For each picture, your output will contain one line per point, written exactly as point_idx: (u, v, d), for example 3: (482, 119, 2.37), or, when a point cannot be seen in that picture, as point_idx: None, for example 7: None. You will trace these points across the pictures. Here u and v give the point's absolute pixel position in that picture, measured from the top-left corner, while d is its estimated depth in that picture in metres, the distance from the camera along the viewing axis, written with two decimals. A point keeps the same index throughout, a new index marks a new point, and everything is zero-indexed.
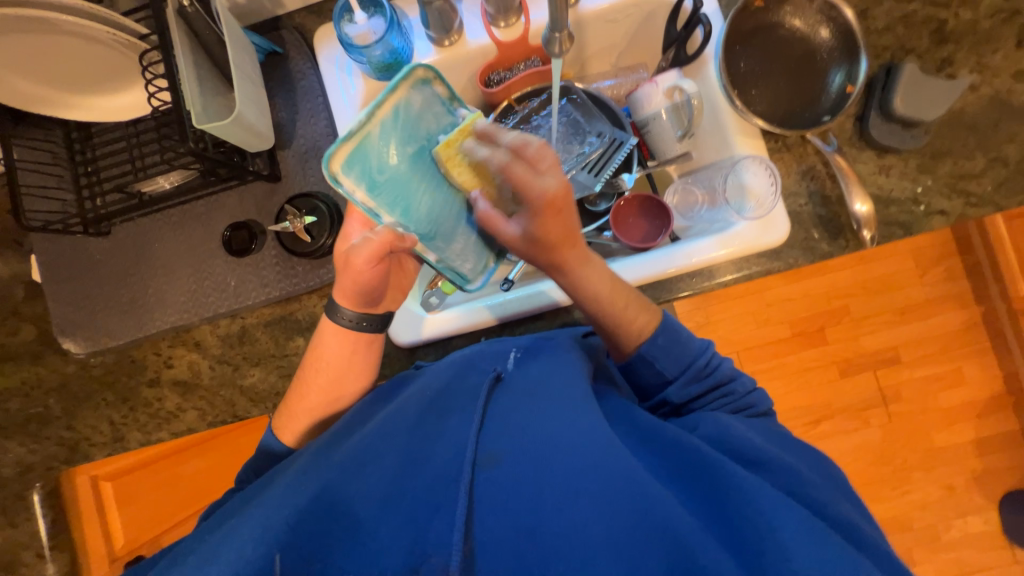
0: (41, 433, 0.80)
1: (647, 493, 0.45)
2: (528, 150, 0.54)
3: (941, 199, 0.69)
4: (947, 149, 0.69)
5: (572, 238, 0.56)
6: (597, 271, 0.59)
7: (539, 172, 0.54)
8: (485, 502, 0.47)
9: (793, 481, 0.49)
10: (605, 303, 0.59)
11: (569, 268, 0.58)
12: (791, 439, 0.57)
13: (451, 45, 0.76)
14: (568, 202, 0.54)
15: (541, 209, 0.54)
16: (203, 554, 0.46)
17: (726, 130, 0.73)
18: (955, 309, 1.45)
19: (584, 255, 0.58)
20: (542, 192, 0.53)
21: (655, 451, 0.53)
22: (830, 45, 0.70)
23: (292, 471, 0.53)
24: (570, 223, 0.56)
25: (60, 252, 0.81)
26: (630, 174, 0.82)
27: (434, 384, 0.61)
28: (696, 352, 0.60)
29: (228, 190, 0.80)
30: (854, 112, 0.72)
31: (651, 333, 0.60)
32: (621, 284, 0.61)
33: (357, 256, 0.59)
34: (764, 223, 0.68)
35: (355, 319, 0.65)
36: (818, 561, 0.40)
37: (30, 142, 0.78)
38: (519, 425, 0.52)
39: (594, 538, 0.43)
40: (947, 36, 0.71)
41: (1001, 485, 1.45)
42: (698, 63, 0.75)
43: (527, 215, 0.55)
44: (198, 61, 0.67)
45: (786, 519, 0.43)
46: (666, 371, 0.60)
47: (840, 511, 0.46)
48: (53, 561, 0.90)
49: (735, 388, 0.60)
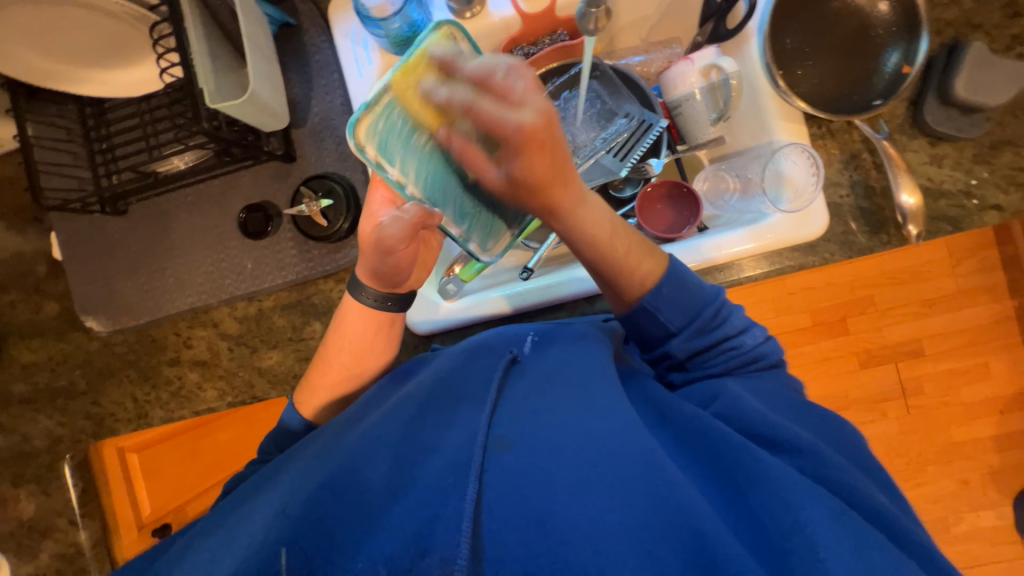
0: (69, 408, 0.82)
1: (665, 480, 0.44)
2: (494, 79, 0.46)
3: (997, 192, 0.64)
4: (1008, 138, 0.64)
5: (562, 176, 0.51)
6: (594, 213, 0.55)
7: (512, 104, 0.46)
8: (496, 487, 0.46)
9: (829, 467, 0.46)
10: (603, 247, 0.56)
11: (562, 210, 0.54)
12: (804, 403, 0.55)
13: (473, 17, 0.72)
14: (551, 134, 0.47)
15: (519, 148, 0.47)
16: (223, 534, 0.47)
17: (766, 114, 0.68)
18: (988, 302, 1.40)
19: (579, 193, 0.54)
20: (517, 127, 0.45)
21: (674, 433, 0.52)
22: (887, 20, 0.64)
23: (308, 454, 0.53)
24: (559, 155, 0.49)
25: (78, 229, 0.81)
26: (659, 159, 0.77)
27: (444, 366, 0.61)
28: (704, 301, 0.57)
29: (243, 169, 0.78)
30: (908, 95, 0.66)
31: (656, 282, 0.56)
32: (624, 230, 0.57)
33: (387, 238, 0.58)
34: (801, 215, 0.64)
35: (377, 299, 0.65)
36: (848, 558, 0.39)
37: (44, 118, 0.77)
38: (534, 410, 0.51)
39: (609, 531, 0.42)
40: (1019, 11, 0.64)
41: (1018, 481, 1.43)
42: (740, 38, 0.70)
43: (508, 153, 0.49)
44: (209, 34, 0.64)
45: (817, 513, 0.42)
46: (670, 323, 0.56)
47: (873, 499, 0.44)
48: (86, 528, 0.93)
49: (743, 341, 0.57)
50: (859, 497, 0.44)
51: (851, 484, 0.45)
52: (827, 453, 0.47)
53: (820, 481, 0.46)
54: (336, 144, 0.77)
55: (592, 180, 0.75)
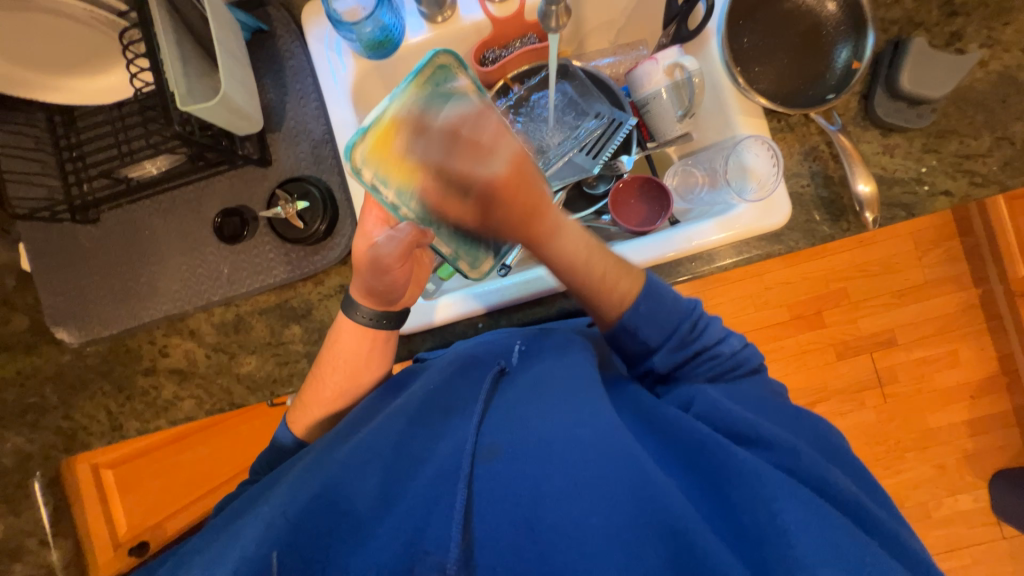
0: (39, 423, 0.79)
1: (650, 480, 0.45)
2: (466, 129, 0.53)
3: (946, 179, 0.67)
4: (953, 128, 0.68)
5: (540, 208, 0.56)
6: (573, 238, 0.58)
7: (484, 154, 0.53)
8: (485, 494, 0.47)
9: (800, 460, 0.48)
10: (581, 271, 0.58)
11: (541, 241, 0.58)
12: (779, 405, 0.56)
13: (444, 22, 0.74)
14: (520, 177, 0.55)
15: (494, 197, 0.55)
16: (208, 559, 0.45)
17: (729, 110, 0.71)
18: (954, 291, 1.46)
19: (555, 222, 0.58)
20: (489, 176, 0.53)
21: (659, 436, 0.52)
22: (836, 18, 0.68)
23: (298, 469, 0.53)
24: (532, 195, 0.55)
25: (47, 239, 0.79)
26: (630, 156, 0.80)
27: (435, 377, 0.60)
28: (682, 313, 0.58)
29: (218, 175, 0.78)
30: (859, 90, 0.70)
31: (634, 300, 0.57)
32: (600, 250, 0.59)
33: (384, 255, 0.57)
34: (765, 205, 0.67)
35: (371, 316, 0.65)
36: (821, 544, 0.41)
37: (13, 128, 0.76)
38: (520, 417, 0.52)
39: (594, 531, 0.43)
40: (957, 10, 0.69)
41: (991, 463, 1.48)
42: (700, 40, 0.73)
43: (484, 201, 0.55)
44: (180, 40, 0.65)
45: (789, 503, 0.43)
46: (650, 339, 0.58)
47: (845, 490, 0.46)
48: (59, 547, 0.88)
49: (721, 350, 0.58)
50: (833, 489, 0.46)
51: (827, 477, 0.47)
52: (802, 449, 0.49)
53: (794, 474, 0.47)
54: (312, 147, 0.77)
55: (566, 178, 0.77)
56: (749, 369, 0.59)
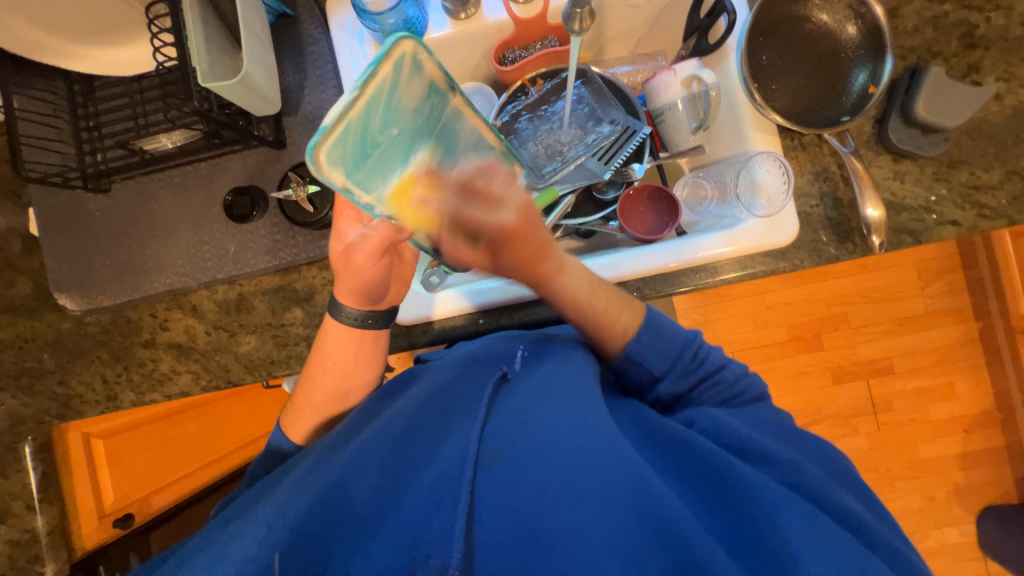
0: (35, 387, 0.79)
1: (650, 491, 0.45)
2: (479, 181, 0.56)
3: (954, 209, 0.68)
4: (964, 158, 0.68)
5: (545, 251, 0.59)
6: (575, 276, 0.60)
7: (494, 204, 0.57)
8: (487, 502, 0.47)
9: (800, 475, 0.48)
10: (585, 305, 0.60)
11: (544, 280, 0.60)
12: (779, 424, 0.57)
13: (467, 19, 0.74)
14: (528, 224, 0.58)
15: (504, 242, 0.58)
16: (211, 555, 0.45)
17: (742, 127, 0.72)
18: (954, 323, 1.46)
19: (558, 262, 0.60)
20: (500, 225, 0.57)
21: (660, 448, 0.52)
22: (855, 43, 0.69)
23: (299, 470, 0.53)
24: (540, 239, 0.59)
25: (57, 206, 0.80)
26: (641, 165, 0.79)
27: (438, 378, 0.59)
28: (682, 343, 0.60)
29: (232, 154, 0.78)
30: (873, 114, 0.70)
31: (636, 331, 0.60)
32: (602, 287, 0.62)
33: (358, 253, 0.58)
34: (773, 222, 0.67)
35: (357, 317, 0.65)
36: (823, 561, 0.41)
37: (31, 92, 0.77)
38: (522, 424, 0.51)
39: (597, 542, 0.43)
40: (976, 42, 0.69)
41: (981, 498, 1.47)
42: (719, 54, 0.73)
43: (486, 244, 0.59)
44: (205, 17, 0.66)
45: (791, 517, 0.44)
46: (653, 368, 0.59)
47: (847, 506, 0.46)
48: (44, 513, 0.86)
49: (725, 376, 0.59)
50: (832, 502, 0.47)
51: (827, 491, 0.47)
52: (802, 464, 0.49)
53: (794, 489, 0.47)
54: None
55: (576, 182, 0.79)
56: (750, 397, 0.60)
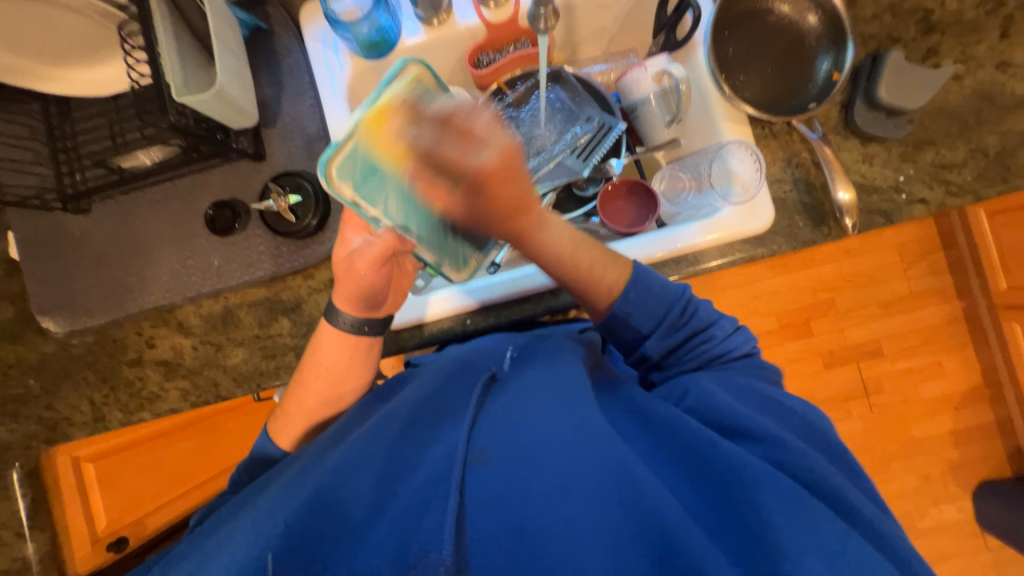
0: (21, 412, 0.78)
1: (637, 483, 0.45)
2: (457, 116, 0.48)
3: (923, 187, 0.70)
4: (929, 139, 0.70)
5: (526, 204, 0.52)
6: (557, 233, 0.56)
7: (475, 139, 0.48)
8: (475, 500, 0.46)
9: (786, 452, 0.48)
10: (568, 264, 0.58)
11: (524, 236, 0.55)
12: (769, 394, 0.57)
13: (440, 24, 0.76)
14: (510, 171, 0.48)
15: (480, 187, 0.49)
16: (201, 556, 0.46)
17: (714, 119, 0.74)
18: (938, 303, 1.49)
19: (540, 218, 0.55)
20: (478, 166, 0.47)
21: (651, 438, 0.52)
22: (817, 31, 0.71)
23: (285, 477, 0.52)
24: (520, 190, 0.50)
25: (36, 228, 0.79)
26: (619, 159, 0.82)
27: (429, 383, 0.60)
28: (671, 301, 0.60)
29: (212, 168, 0.79)
30: (840, 100, 0.72)
31: (622, 289, 0.59)
32: (585, 244, 0.59)
33: (361, 259, 0.62)
34: (748, 208, 0.69)
35: (353, 323, 0.66)
36: (803, 540, 0.42)
37: (7, 116, 0.77)
38: (511, 421, 0.51)
39: (585, 533, 0.43)
40: (933, 27, 0.72)
41: (975, 474, 1.50)
42: (687, 48, 0.75)
43: (465, 189, 0.50)
44: (178, 34, 0.67)
45: (774, 500, 0.44)
46: (642, 326, 0.60)
47: (831, 484, 0.47)
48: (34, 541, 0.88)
49: (714, 333, 0.61)
50: (819, 480, 0.47)
51: (813, 469, 0.48)
52: (789, 441, 0.49)
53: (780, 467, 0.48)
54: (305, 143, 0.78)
55: (557, 179, 0.79)
56: (735, 355, 0.61)
